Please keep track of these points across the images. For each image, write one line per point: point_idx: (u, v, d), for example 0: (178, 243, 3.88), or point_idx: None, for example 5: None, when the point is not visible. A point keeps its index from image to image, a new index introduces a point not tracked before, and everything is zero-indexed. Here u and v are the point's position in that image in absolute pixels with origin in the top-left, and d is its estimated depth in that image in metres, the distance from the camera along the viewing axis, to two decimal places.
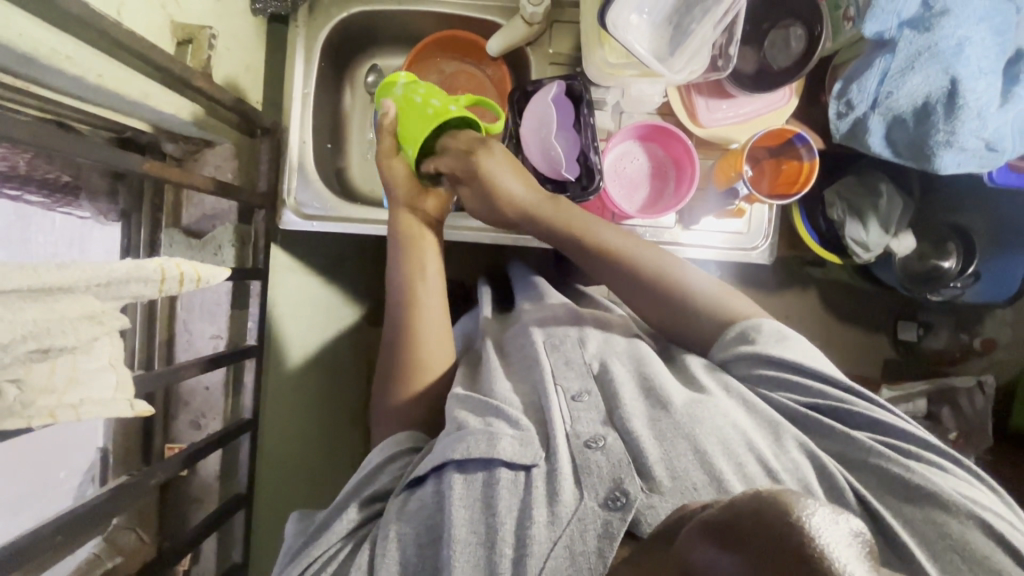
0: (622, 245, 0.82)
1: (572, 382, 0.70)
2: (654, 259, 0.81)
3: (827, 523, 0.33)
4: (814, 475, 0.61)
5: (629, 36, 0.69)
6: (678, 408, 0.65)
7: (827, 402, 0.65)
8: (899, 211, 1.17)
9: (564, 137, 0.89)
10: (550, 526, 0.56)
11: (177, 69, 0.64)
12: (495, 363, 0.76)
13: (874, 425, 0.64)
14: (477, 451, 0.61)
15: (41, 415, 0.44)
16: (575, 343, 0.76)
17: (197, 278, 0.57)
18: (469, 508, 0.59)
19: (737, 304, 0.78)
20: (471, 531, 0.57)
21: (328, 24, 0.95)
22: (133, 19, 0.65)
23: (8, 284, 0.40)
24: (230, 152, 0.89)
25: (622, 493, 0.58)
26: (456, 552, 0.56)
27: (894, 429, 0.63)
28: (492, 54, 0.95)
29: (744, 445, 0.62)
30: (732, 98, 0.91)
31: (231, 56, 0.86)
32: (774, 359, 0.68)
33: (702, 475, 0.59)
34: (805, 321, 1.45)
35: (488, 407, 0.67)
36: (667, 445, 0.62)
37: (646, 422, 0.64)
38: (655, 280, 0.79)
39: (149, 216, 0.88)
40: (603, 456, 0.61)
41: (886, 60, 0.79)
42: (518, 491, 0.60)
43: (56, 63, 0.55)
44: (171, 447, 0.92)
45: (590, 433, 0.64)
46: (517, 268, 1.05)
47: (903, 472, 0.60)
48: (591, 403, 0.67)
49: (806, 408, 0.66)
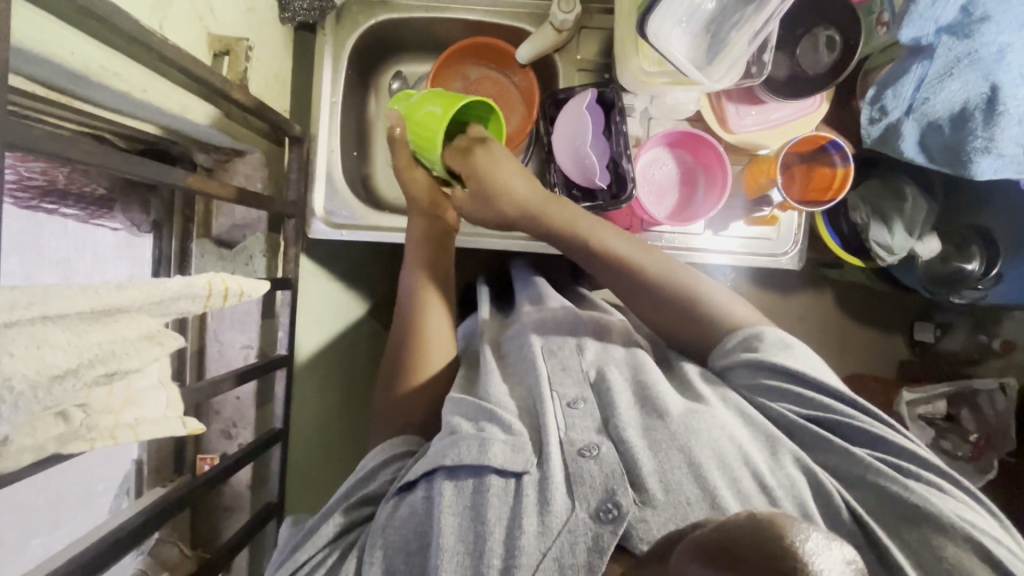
0: (626, 252, 0.80)
1: (568, 388, 0.69)
2: (661, 267, 0.79)
3: (821, 549, 0.34)
4: (810, 493, 0.59)
5: (669, 48, 0.69)
6: (673, 419, 0.64)
7: (827, 415, 0.64)
8: (923, 214, 1.15)
9: (595, 145, 0.88)
10: (540, 536, 0.55)
11: (217, 83, 0.64)
12: (492, 366, 0.75)
13: (877, 442, 0.62)
14: (467, 458, 0.60)
15: (103, 436, 0.44)
16: (574, 350, 0.75)
17: (240, 292, 0.56)
18: (457, 515, 0.58)
19: (737, 310, 0.76)
20: (459, 540, 0.56)
21: (355, 32, 0.95)
22: (174, 33, 0.65)
23: (71, 308, 0.40)
24: (259, 161, 0.89)
25: (614, 505, 0.57)
26: (443, 560, 0.55)
27: (895, 447, 0.62)
28: (521, 62, 0.95)
29: (739, 459, 0.60)
30: (762, 105, 0.90)
31: (263, 65, 0.86)
32: (773, 365, 0.67)
33: (696, 489, 0.58)
34: (823, 323, 1.44)
35: (484, 410, 0.66)
36: (661, 457, 0.60)
37: (640, 432, 0.63)
38: (661, 288, 0.78)
39: (180, 226, 0.88)
40: (597, 465, 0.60)
41: (924, 66, 0.79)
42: (509, 498, 0.58)
43: (105, 79, 0.55)
44: (204, 459, 0.91)
45: (584, 441, 0.62)
46: (518, 269, 1.03)
47: (902, 491, 0.58)
48: (586, 410, 0.66)
49: (805, 420, 0.65)
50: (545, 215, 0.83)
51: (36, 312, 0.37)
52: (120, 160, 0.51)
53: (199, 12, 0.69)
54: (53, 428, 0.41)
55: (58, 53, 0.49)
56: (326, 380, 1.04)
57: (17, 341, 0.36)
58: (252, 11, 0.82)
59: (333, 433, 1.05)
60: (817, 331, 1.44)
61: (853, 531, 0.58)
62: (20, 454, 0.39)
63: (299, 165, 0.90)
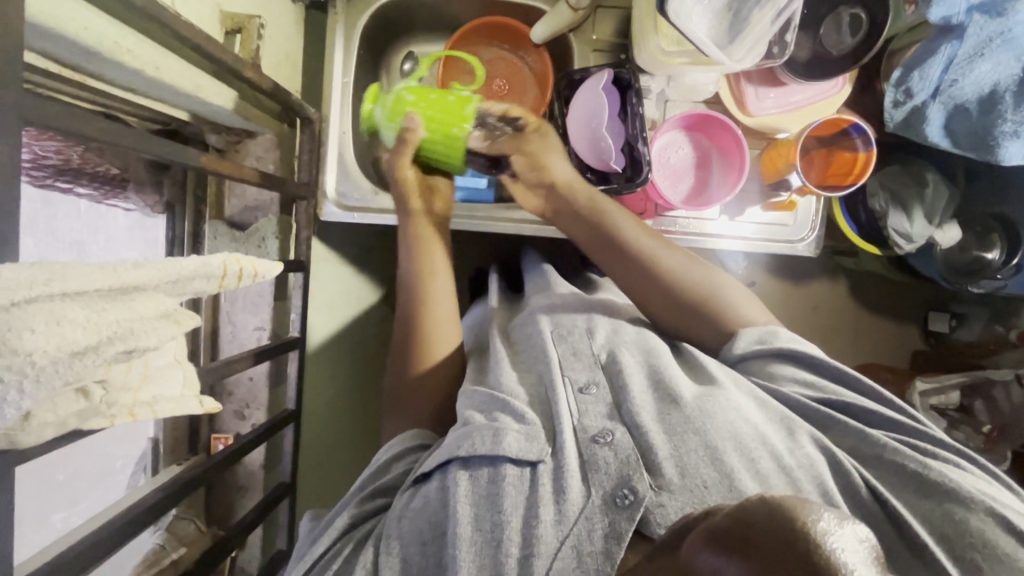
0: (636, 237, 0.80)
1: (580, 373, 0.68)
2: (672, 258, 0.78)
3: (834, 529, 0.33)
4: (829, 474, 0.58)
5: (690, 26, 0.68)
6: (687, 402, 0.64)
7: (843, 400, 0.64)
8: (944, 201, 1.13)
9: (611, 128, 0.86)
10: (556, 525, 0.55)
11: (230, 60, 0.64)
12: (501, 353, 0.75)
13: (891, 424, 0.62)
14: (482, 448, 0.60)
15: (122, 414, 0.43)
16: (584, 334, 0.74)
17: (254, 274, 0.56)
18: (473, 505, 0.57)
19: (746, 307, 0.76)
20: (475, 529, 0.56)
21: (366, 11, 0.93)
22: (187, 10, 0.64)
23: (89, 285, 0.39)
24: (272, 142, 0.89)
25: (630, 490, 0.56)
26: (460, 551, 0.54)
27: (911, 429, 0.62)
28: (536, 41, 0.93)
29: (756, 441, 0.60)
30: (781, 87, 0.88)
31: (275, 45, 0.86)
32: (798, 354, 0.69)
33: (712, 472, 0.57)
34: (835, 312, 1.43)
35: (496, 401, 0.66)
36: (677, 441, 0.60)
37: (655, 417, 0.63)
38: (671, 280, 0.77)
39: (193, 207, 0.88)
40: (611, 451, 0.60)
41: (953, 47, 0.77)
42: (524, 486, 0.58)
43: (117, 55, 0.54)
44: (216, 438, 0.92)
45: (597, 427, 0.62)
46: (530, 259, 1.03)
47: (920, 468, 0.58)
48: (599, 396, 0.66)
49: (819, 404, 0.65)
50: (570, 198, 0.84)
51: (55, 287, 0.37)
52: (139, 139, 0.51)
53: None
54: (74, 404, 0.40)
55: (69, 28, 0.48)
56: (339, 361, 1.05)
57: (37, 317, 0.36)
58: None
59: (344, 415, 1.06)
60: (828, 320, 1.43)
61: (876, 514, 0.57)
62: (41, 429, 0.38)
63: (311, 146, 0.89)
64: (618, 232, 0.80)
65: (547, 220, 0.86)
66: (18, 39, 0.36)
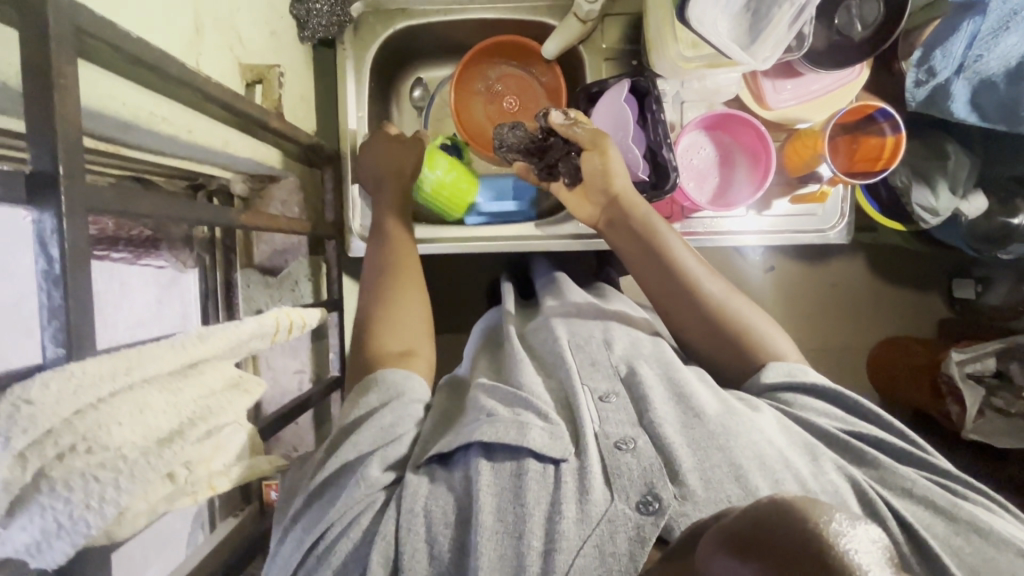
0: (682, 257, 0.76)
1: (599, 382, 0.67)
2: (715, 285, 0.75)
3: (845, 529, 0.31)
4: (856, 503, 0.56)
5: (713, 32, 0.67)
6: (711, 418, 0.61)
7: (871, 435, 0.62)
8: (966, 171, 1.11)
9: (634, 137, 0.86)
10: (579, 523, 0.52)
11: (255, 113, 0.63)
12: (522, 354, 0.72)
13: (915, 461, 0.61)
14: (505, 437, 0.58)
15: (204, 488, 0.43)
16: (601, 345, 0.73)
17: (300, 326, 0.57)
18: (497, 496, 0.55)
19: (784, 342, 0.73)
20: (498, 519, 0.53)
21: (374, 42, 0.93)
22: (209, 67, 0.64)
23: (157, 368, 0.38)
24: (294, 185, 0.88)
25: (655, 497, 0.54)
26: (483, 538, 0.52)
27: (935, 466, 0.61)
28: (548, 57, 0.93)
29: (781, 462, 0.57)
30: (799, 77, 0.87)
31: (290, 89, 0.86)
32: (829, 392, 0.67)
33: (737, 489, 0.55)
34: (862, 289, 1.41)
35: (519, 398, 0.63)
36: (701, 455, 0.58)
37: (677, 428, 0.61)
38: (712, 308, 0.73)
39: (223, 258, 0.88)
40: (634, 458, 0.57)
41: (976, 22, 0.76)
42: (548, 483, 0.56)
43: (155, 125, 0.54)
44: (268, 486, 0.91)
45: (619, 433, 0.60)
46: (539, 265, 1.03)
47: (950, 505, 0.56)
48: (619, 405, 0.64)
49: (846, 435, 0.63)
50: (625, 209, 0.80)
51: (135, 376, 0.37)
52: (186, 210, 0.51)
53: (229, 42, 0.68)
54: (162, 490, 0.39)
55: (113, 107, 0.48)
56: None
57: (122, 409, 0.35)
58: (273, 34, 0.81)
59: None
60: (855, 299, 1.41)
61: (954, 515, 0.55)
62: (135, 519, 0.38)
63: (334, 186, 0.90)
64: (665, 249, 0.76)
65: (598, 227, 0.83)
66: (78, 134, 0.36)
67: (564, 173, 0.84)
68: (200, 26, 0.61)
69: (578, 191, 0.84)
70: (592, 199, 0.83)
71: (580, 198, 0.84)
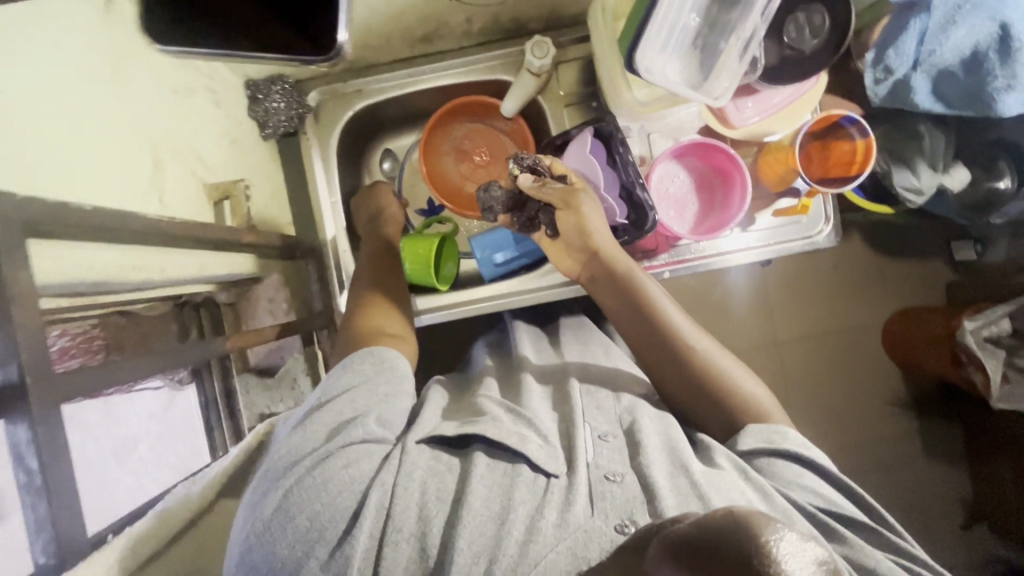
0: (668, 313, 0.74)
1: (600, 422, 0.65)
2: (703, 340, 0.73)
3: (792, 548, 0.32)
4: None
5: (665, 78, 0.67)
6: (695, 472, 0.59)
7: (846, 514, 0.58)
8: (943, 145, 1.09)
9: (607, 182, 0.87)
10: (557, 527, 0.51)
11: (229, 236, 0.64)
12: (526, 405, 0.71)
13: (887, 543, 0.57)
14: (507, 437, 0.59)
15: None
16: (609, 394, 0.71)
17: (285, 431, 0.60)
18: (488, 488, 0.55)
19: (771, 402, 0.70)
20: (485, 506, 0.53)
21: (337, 127, 0.95)
22: (175, 202, 0.68)
23: None
24: (278, 281, 0.88)
25: (632, 523, 0.52)
26: (465, 519, 0.52)
27: (906, 550, 0.57)
28: (509, 114, 0.94)
29: None
30: (756, 94, 0.86)
31: (260, 190, 0.87)
32: (808, 460, 0.62)
33: None
34: (862, 271, 1.38)
35: (524, 416, 0.64)
36: (680, 500, 0.55)
37: (665, 474, 0.58)
38: (701, 368, 0.70)
39: (219, 367, 0.85)
40: (620, 490, 0.55)
41: (921, 20, 0.76)
42: (536, 491, 0.55)
43: (124, 276, 0.57)
44: None
45: (609, 466, 0.58)
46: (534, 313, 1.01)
47: None
48: (616, 445, 0.62)
49: (819, 511, 0.58)
50: (608, 264, 0.78)
51: None
52: None
53: (192, 167, 0.72)
54: None
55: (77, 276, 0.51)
56: None
57: None
58: (235, 142, 0.83)
59: None
60: (859, 281, 1.38)
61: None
62: None
63: None
64: (651, 303, 0.75)
65: (582, 282, 0.81)
66: None
67: (544, 224, 0.81)
68: (159, 162, 0.66)
69: (559, 243, 0.81)
70: (572, 253, 0.80)
71: (560, 253, 0.82)
